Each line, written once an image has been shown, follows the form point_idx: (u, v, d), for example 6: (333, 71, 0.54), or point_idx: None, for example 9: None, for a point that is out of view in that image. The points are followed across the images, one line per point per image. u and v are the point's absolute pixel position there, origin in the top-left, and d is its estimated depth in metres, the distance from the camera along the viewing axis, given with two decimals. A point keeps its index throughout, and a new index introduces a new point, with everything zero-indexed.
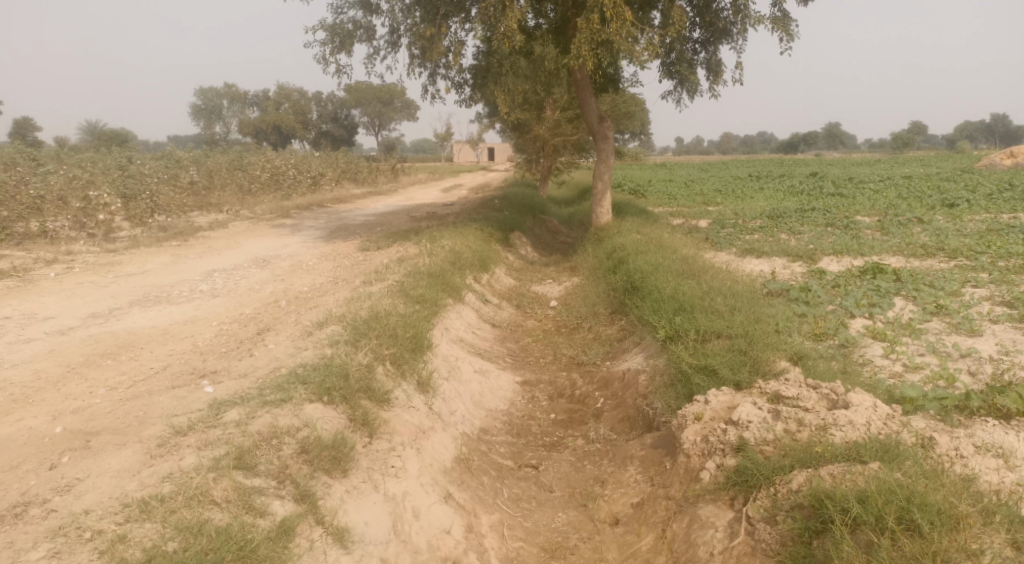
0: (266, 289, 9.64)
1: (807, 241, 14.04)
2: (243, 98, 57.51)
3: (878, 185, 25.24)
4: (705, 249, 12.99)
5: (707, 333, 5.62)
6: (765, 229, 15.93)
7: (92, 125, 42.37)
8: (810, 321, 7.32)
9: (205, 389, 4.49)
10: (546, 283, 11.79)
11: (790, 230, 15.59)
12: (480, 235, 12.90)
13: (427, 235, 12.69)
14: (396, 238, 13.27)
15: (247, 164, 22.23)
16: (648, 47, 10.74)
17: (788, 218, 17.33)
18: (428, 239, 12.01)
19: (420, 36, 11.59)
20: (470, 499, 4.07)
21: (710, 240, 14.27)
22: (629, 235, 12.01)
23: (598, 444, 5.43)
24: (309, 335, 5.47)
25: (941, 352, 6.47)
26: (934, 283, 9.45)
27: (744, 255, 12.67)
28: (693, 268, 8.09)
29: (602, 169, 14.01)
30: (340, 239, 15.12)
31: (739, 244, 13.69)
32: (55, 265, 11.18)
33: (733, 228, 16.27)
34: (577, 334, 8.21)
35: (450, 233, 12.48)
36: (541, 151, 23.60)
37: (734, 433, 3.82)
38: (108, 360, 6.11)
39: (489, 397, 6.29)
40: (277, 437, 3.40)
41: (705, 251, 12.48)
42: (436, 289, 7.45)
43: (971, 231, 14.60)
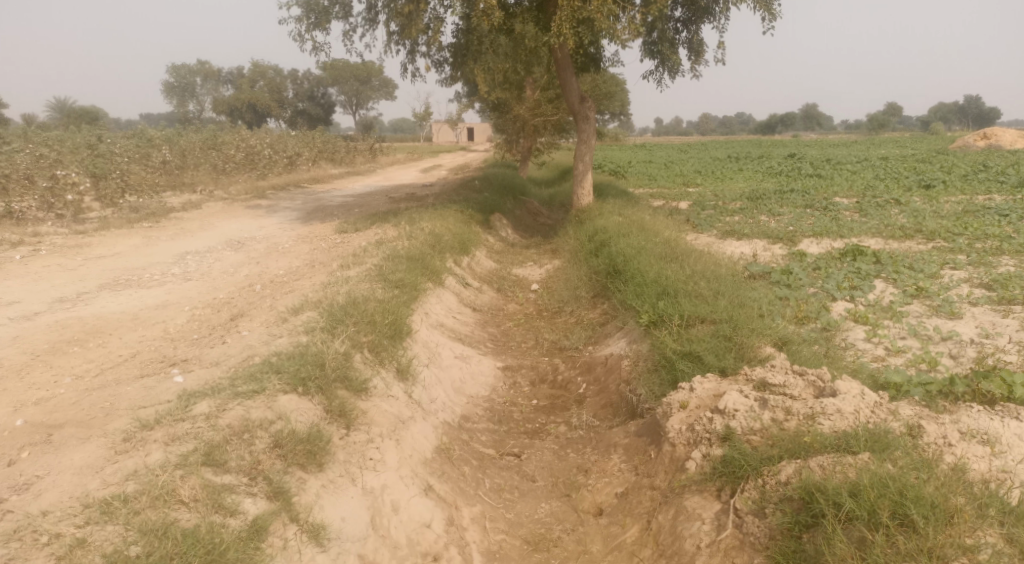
0: (241, 272, 9.39)
1: (788, 223, 14.05)
2: (217, 75, 56.29)
3: (856, 166, 25.37)
4: (686, 231, 12.94)
5: (691, 318, 5.54)
6: (746, 211, 15.93)
7: (60, 102, 41.20)
8: (793, 304, 7.29)
9: (175, 379, 4.30)
10: (527, 266, 11.66)
11: (770, 211, 15.60)
12: (460, 216, 12.72)
13: (406, 216, 12.48)
14: (375, 219, 13.04)
15: (222, 142, 21.74)
16: (630, 26, 10.57)
17: (769, 200, 17.35)
18: (407, 221, 11.81)
19: (399, 13, 11.31)
20: (450, 491, 3.96)
21: (691, 222, 14.23)
22: (611, 217, 11.91)
23: (580, 431, 5.35)
24: (285, 321, 5.30)
25: (923, 335, 6.47)
26: (913, 265, 9.48)
27: (725, 236, 12.65)
28: (676, 251, 8.01)
29: (584, 151, 13.86)
30: (318, 220, 14.83)
31: (720, 226, 13.66)
32: (21, 247, 10.80)
33: (714, 209, 16.24)
34: (559, 318, 8.11)
35: (429, 215, 12.28)
36: (522, 131, 23.37)
37: (720, 422, 3.74)
38: (74, 347, 5.88)
39: (470, 383, 6.18)
40: (249, 432, 3.25)
41: (686, 233, 12.43)
42: (416, 273, 7.29)
43: (948, 213, 14.71)
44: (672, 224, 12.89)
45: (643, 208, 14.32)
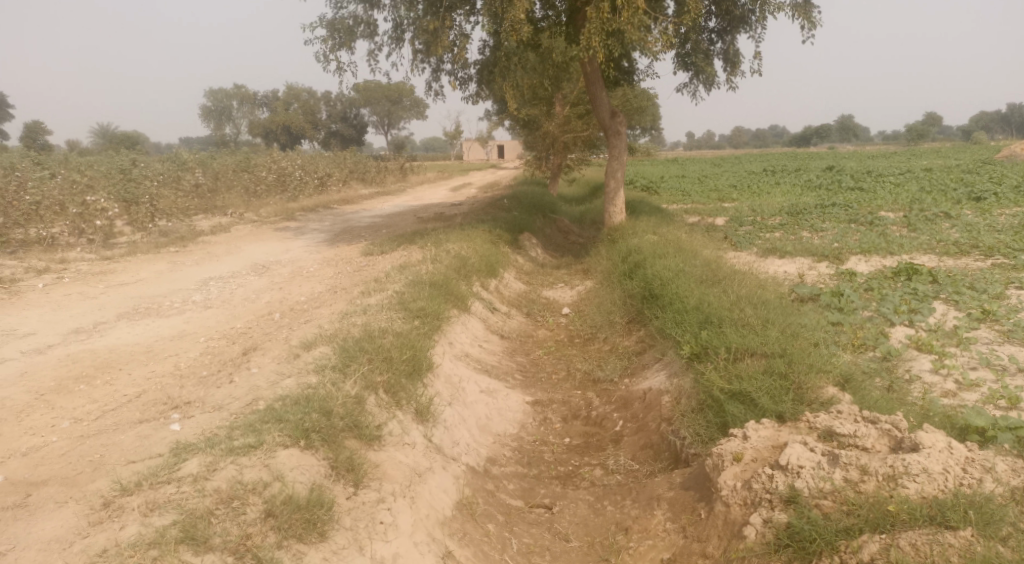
0: (263, 299, 9.09)
1: (831, 239, 13.35)
2: (252, 98, 57.30)
3: (899, 178, 24.44)
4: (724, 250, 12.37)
5: (739, 351, 5.00)
6: (785, 227, 15.29)
7: (101, 127, 42.20)
8: (847, 331, 6.70)
9: (171, 428, 3.94)
10: (558, 288, 11.21)
11: (811, 227, 14.94)
12: (489, 237, 12.35)
13: (433, 238, 12.16)
14: (402, 241, 12.73)
15: (253, 165, 21.82)
16: (662, 38, 10.12)
17: (810, 215, 16.65)
18: (434, 243, 11.47)
19: (424, 31, 11.03)
20: (472, 557, 3.52)
21: (729, 239, 13.64)
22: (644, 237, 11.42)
23: (618, 477, 4.87)
24: (296, 358, 4.93)
25: (996, 366, 5.84)
26: (974, 284, 8.79)
27: (766, 255, 12.04)
28: (716, 273, 7.48)
29: (615, 167, 13.37)
30: (344, 242, 14.59)
31: (759, 243, 13.05)
32: (46, 274, 10.71)
33: (752, 226, 15.62)
34: (592, 346, 7.64)
35: (455, 236, 11.94)
36: (551, 148, 23.03)
37: (782, 481, 3.24)
38: (80, 385, 5.57)
39: (497, 421, 5.73)
40: (239, 499, 2.91)
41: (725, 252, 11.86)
42: (439, 301, 6.89)
43: (1004, 226, 13.89)
44: (709, 242, 12.33)
45: (678, 226, 13.78)
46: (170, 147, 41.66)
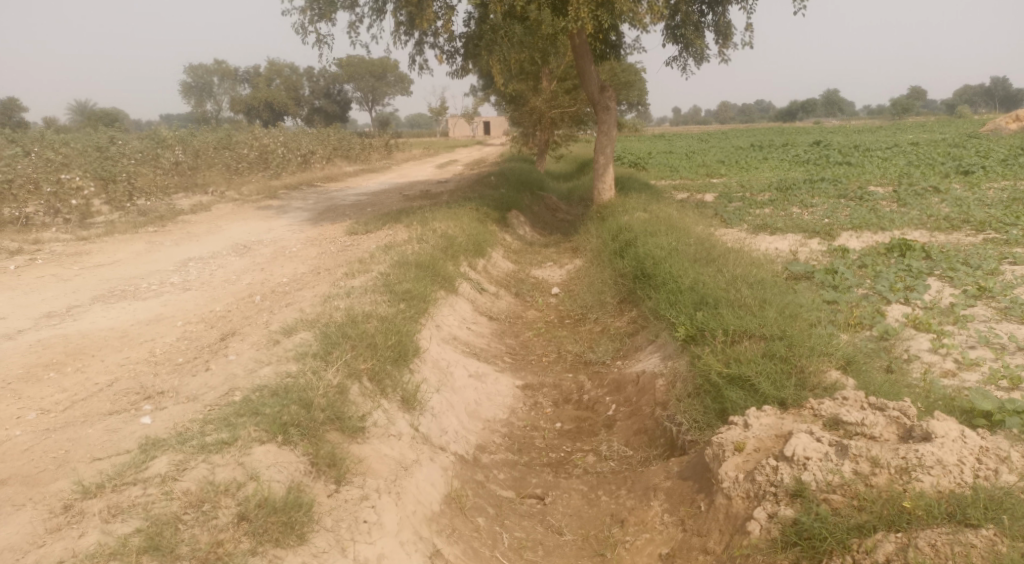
0: (243, 280, 8.82)
1: (822, 214, 13.22)
2: (234, 74, 56.26)
3: (887, 152, 24.33)
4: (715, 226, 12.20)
5: (737, 333, 4.84)
6: (775, 203, 15.14)
7: (78, 105, 41.26)
8: (842, 309, 6.55)
9: (141, 421, 3.71)
10: (547, 267, 11.01)
11: (800, 203, 14.81)
12: (476, 215, 12.10)
13: (419, 216, 11.90)
14: (387, 220, 12.45)
15: (234, 142, 21.33)
16: (652, 9, 9.83)
17: (800, 191, 16.52)
18: (421, 221, 11.21)
19: (406, 2, 10.65)
20: (460, 555, 3.34)
21: (719, 216, 13.46)
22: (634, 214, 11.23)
23: (612, 463, 4.72)
24: (275, 344, 4.70)
25: (995, 345, 5.72)
26: (968, 260, 8.67)
27: (757, 231, 11.88)
28: (710, 251, 7.31)
29: (605, 142, 13.13)
30: (328, 221, 14.27)
31: (749, 219, 12.89)
32: (19, 256, 10.35)
33: (742, 202, 15.45)
34: (583, 327, 7.46)
35: (442, 214, 11.69)
36: (538, 124, 22.72)
37: (788, 473, 3.11)
38: (50, 373, 5.31)
39: (486, 406, 5.55)
40: (210, 501, 2.72)
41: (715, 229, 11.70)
42: (425, 282, 6.66)
43: (994, 201, 13.81)
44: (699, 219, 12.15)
45: (668, 202, 13.59)
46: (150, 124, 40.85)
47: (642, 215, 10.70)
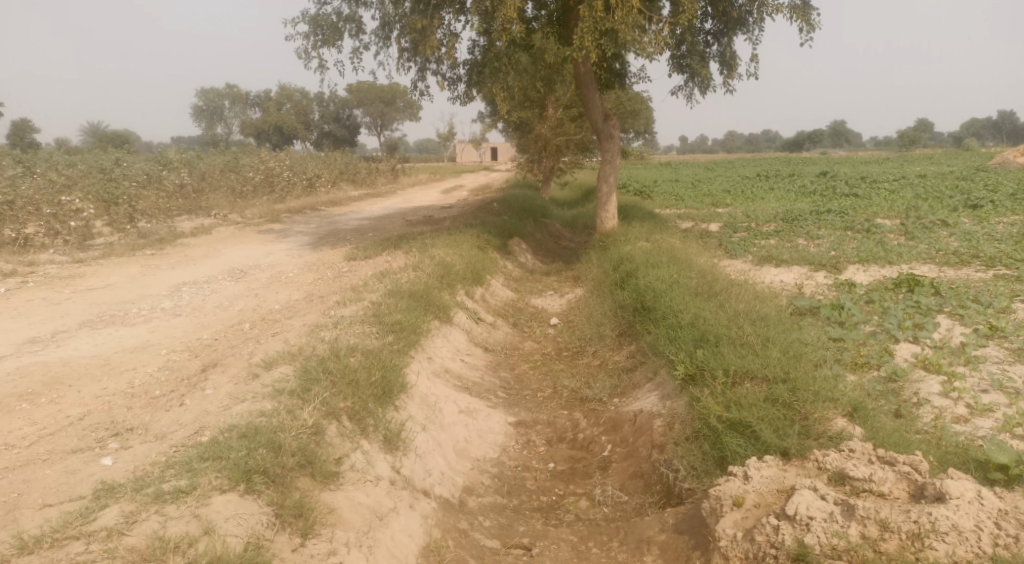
0: (236, 306, 8.64)
1: (827, 247, 13.01)
2: (244, 97, 56.81)
3: (894, 184, 24.17)
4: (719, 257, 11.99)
5: (738, 373, 4.62)
6: (780, 235, 14.96)
7: (90, 126, 41.66)
8: (849, 348, 6.31)
9: (103, 462, 3.51)
10: (547, 297, 10.82)
11: (806, 235, 14.63)
12: (476, 243, 11.94)
13: (419, 242, 11.75)
14: (387, 246, 12.31)
15: (239, 165, 21.35)
16: (657, 38, 9.75)
17: (805, 223, 16.36)
18: (420, 248, 11.06)
19: (410, 29, 10.61)
20: None
21: (723, 246, 13.27)
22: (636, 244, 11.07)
23: (605, 510, 4.47)
24: (254, 379, 4.50)
25: (1009, 389, 5.47)
26: (979, 297, 8.42)
27: (761, 263, 11.68)
28: (712, 285, 7.10)
29: (607, 171, 13.03)
30: (329, 246, 14.14)
31: (754, 251, 12.70)
32: (12, 278, 10.22)
33: (747, 232, 15.27)
34: (581, 361, 7.24)
35: (442, 241, 11.54)
36: (543, 151, 22.72)
37: (789, 533, 2.90)
38: (23, 403, 5.11)
39: (476, 444, 5.32)
40: (156, 561, 2.58)
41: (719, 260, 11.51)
42: (418, 312, 6.47)
43: (1004, 235, 13.58)
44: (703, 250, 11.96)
45: (671, 232, 13.41)
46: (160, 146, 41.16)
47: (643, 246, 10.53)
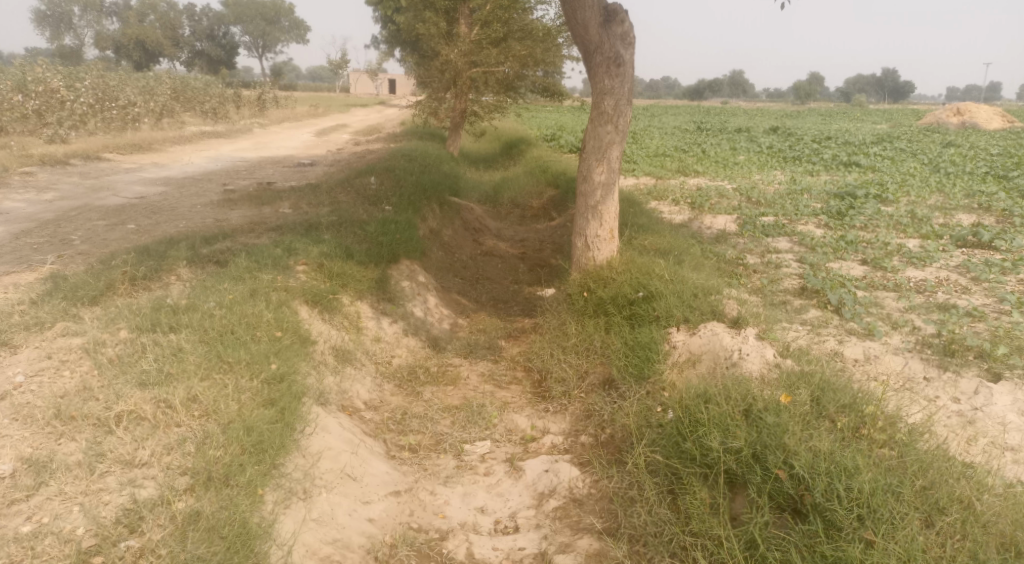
0: None
1: (999, 307, 6.82)
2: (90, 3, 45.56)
3: (910, 164, 18.54)
4: (857, 363, 5.36)
5: None
6: (861, 264, 8.72)
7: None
8: None
9: None
10: (466, 517, 4.04)
11: (910, 269, 8.45)
12: (297, 337, 4.92)
13: (143, 322, 4.61)
14: (78, 319, 5.11)
15: None
16: None
17: (874, 236, 10.21)
18: (110, 375, 3.95)
19: None
20: None
21: (820, 311, 6.67)
22: (696, 373, 4.49)
23: None
24: None
25: None
26: None
27: (938, 370, 5.33)
28: None
29: (604, 137, 6.31)
30: (0, 276, 6.70)
31: (880, 323, 6.33)
32: None
33: (813, 259, 8.73)
34: None
35: (196, 332, 4.44)
36: (450, 89, 15.53)
37: None
38: None
39: None
40: None
41: (856, 373, 5.08)
42: None
43: None
44: (824, 353, 5.30)
45: (720, 279, 6.64)
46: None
47: (744, 396, 3.95)
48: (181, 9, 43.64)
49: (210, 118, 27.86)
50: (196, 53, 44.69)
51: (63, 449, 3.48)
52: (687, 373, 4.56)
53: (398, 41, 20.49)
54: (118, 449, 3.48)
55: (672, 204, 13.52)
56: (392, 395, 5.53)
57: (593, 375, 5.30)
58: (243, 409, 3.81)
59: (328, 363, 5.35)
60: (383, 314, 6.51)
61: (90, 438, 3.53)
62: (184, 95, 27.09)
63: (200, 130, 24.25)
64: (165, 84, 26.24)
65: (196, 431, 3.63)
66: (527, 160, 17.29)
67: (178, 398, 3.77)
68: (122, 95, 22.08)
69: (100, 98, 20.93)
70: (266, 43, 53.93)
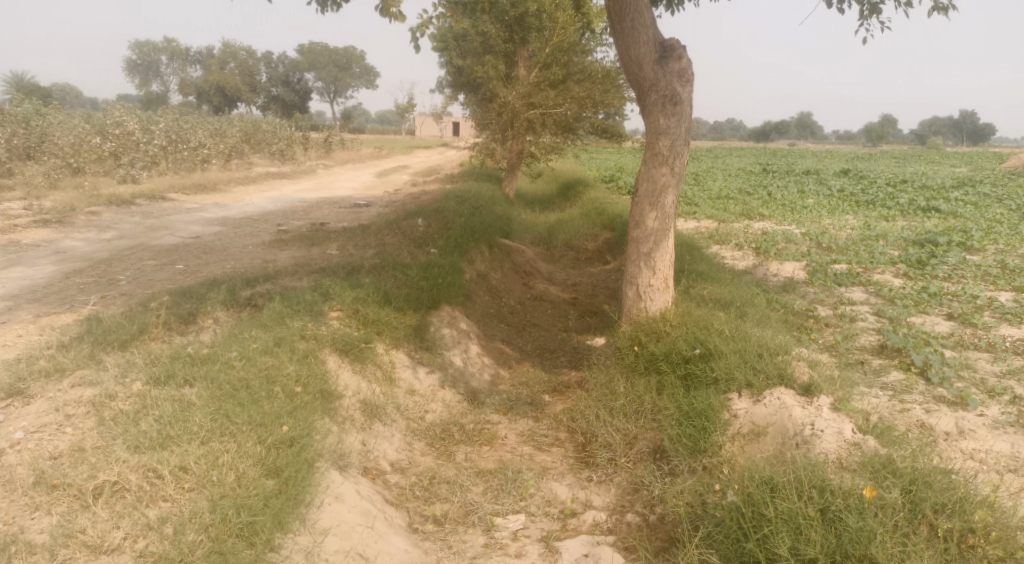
0: None
1: None
2: (182, 54, 48.58)
3: (997, 211, 17.29)
4: (949, 441, 4.66)
5: None
6: (948, 320, 7.89)
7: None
8: None
9: None
10: None
11: (1005, 326, 7.59)
12: (318, 393, 4.58)
13: (158, 373, 4.35)
14: (99, 366, 4.91)
15: None
16: None
17: (960, 288, 9.32)
18: (105, 438, 3.70)
19: None
20: None
21: (903, 375, 5.94)
22: (765, 452, 3.93)
23: None
24: None
25: None
26: None
27: None
28: None
29: (658, 179, 5.84)
30: (41, 317, 6.66)
31: (973, 390, 5.59)
32: None
33: (892, 313, 7.96)
34: None
35: (207, 387, 4.15)
36: (508, 130, 15.19)
37: None
38: None
39: None
40: None
41: (949, 453, 4.38)
42: None
43: None
44: (910, 429, 4.62)
45: (788, 336, 6.01)
46: (54, 99, 32.76)
47: (829, 492, 3.39)
48: (259, 57, 45.73)
49: (277, 159, 28.68)
50: (271, 98, 46.56)
51: (35, 526, 3.20)
52: (754, 451, 3.99)
53: (458, 84, 20.59)
54: (89, 529, 3.18)
55: (735, 249, 12.84)
56: (422, 456, 5.09)
57: (642, 442, 4.75)
58: (240, 481, 3.50)
59: (354, 420, 4.98)
60: (419, 364, 6.13)
61: (65, 513, 3.25)
62: (254, 137, 28.02)
63: (266, 171, 24.93)
64: (237, 127, 27.22)
65: (180, 508, 3.32)
66: (583, 202, 16.91)
67: (169, 468, 3.48)
68: (194, 137, 22.93)
69: (173, 140, 21.76)
70: (336, 89, 56.01)
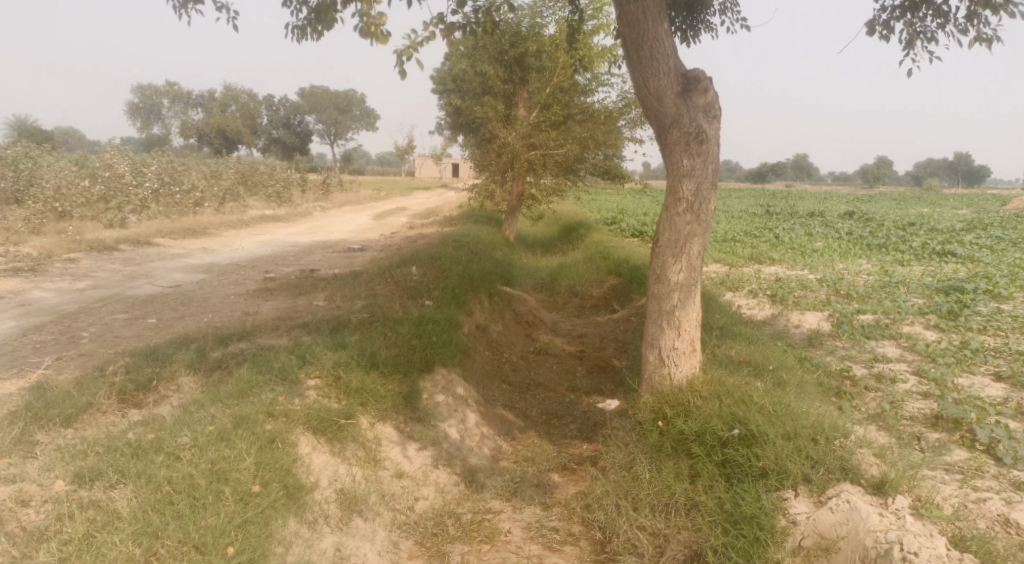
0: None
1: None
2: (186, 97, 48.62)
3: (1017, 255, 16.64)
4: None
5: None
6: (997, 381, 7.13)
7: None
8: None
9: None
10: None
11: None
12: (282, 492, 3.90)
13: (85, 468, 3.73)
14: (24, 452, 4.14)
15: None
16: None
17: (1001, 342, 8.56)
18: None
19: None
20: None
21: (967, 453, 5.14)
22: None
23: None
24: None
25: None
26: None
27: None
28: None
29: (682, 228, 5.16)
30: None
31: None
32: None
33: (937, 373, 7.17)
34: None
35: (141, 492, 3.60)
36: (507, 172, 14.59)
37: None
38: None
39: None
40: None
41: None
42: None
43: None
44: (994, 533, 3.83)
45: (834, 412, 5.25)
46: (54, 142, 32.52)
47: None
48: (260, 100, 45.75)
49: (273, 201, 28.14)
50: (272, 140, 46.47)
51: None
52: None
53: (457, 125, 20.10)
54: None
55: (749, 297, 12.11)
56: (409, 561, 4.25)
57: (674, 548, 3.99)
58: None
59: (328, 518, 4.18)
60: (409, 440, 5.31)
61: None
62: (250, 179, 27.54)
63: (261, 214, 24.37)
64: (233, 169, 26.76)
65: None
66: (586, 246, 16.27)
67: None
68: (187, 180, 22.39)
69: (165, 183, 21.23)
70: (337, 131, 56.04)
